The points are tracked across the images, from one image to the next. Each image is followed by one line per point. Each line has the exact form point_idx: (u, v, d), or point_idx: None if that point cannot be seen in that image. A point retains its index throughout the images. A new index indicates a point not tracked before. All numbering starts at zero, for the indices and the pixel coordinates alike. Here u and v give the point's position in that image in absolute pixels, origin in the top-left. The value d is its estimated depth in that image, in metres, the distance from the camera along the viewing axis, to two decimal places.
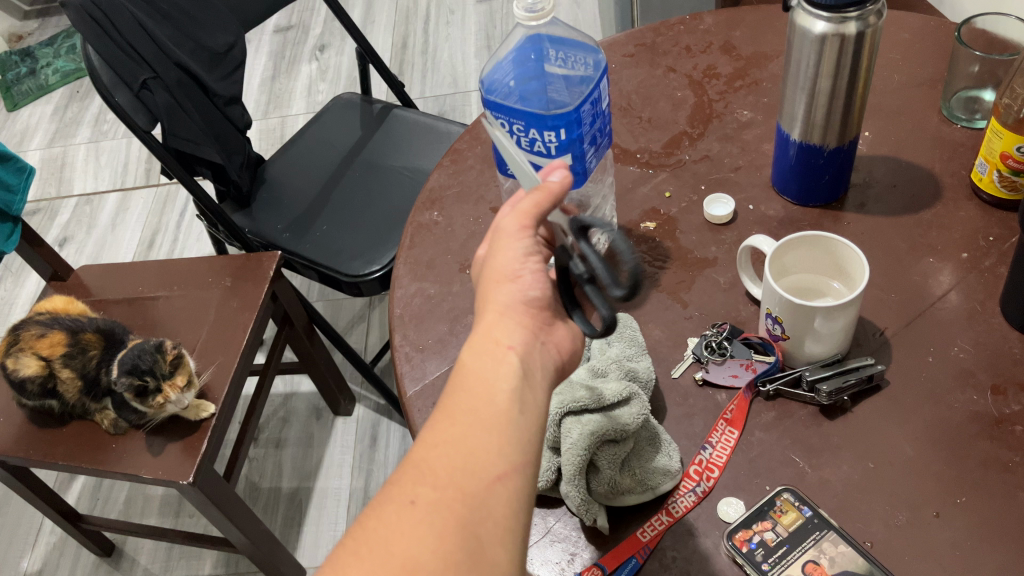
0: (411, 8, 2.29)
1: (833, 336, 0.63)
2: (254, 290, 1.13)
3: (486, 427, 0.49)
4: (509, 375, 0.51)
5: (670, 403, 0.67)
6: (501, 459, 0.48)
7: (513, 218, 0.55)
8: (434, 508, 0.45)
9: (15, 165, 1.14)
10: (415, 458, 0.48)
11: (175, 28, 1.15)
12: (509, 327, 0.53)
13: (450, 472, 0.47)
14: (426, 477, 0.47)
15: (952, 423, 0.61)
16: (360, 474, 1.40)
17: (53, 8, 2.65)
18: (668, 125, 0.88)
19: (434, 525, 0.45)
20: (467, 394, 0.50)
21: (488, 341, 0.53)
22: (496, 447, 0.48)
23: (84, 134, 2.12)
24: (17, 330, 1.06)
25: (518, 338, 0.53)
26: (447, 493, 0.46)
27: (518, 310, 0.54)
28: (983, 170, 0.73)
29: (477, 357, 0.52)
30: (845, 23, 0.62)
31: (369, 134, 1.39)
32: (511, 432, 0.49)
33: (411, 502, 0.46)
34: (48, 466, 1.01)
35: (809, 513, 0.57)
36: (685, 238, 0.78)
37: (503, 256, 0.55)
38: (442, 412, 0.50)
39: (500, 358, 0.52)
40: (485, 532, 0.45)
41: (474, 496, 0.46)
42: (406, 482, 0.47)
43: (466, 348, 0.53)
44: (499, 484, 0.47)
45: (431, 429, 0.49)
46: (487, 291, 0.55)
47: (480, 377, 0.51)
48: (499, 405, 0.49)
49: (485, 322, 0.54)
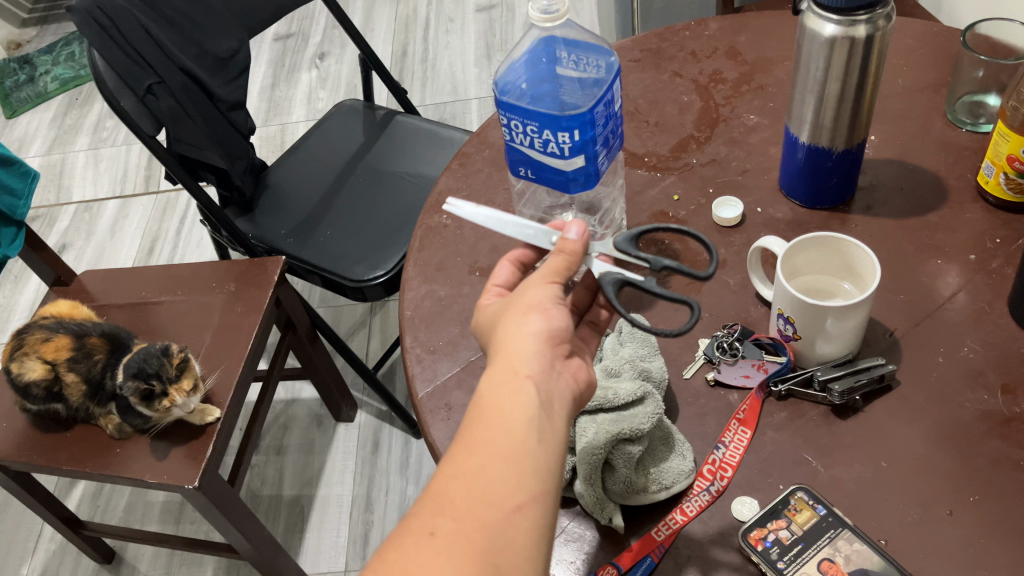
0: (411, 17, 2.30)
1: (844, 336, 0.63)
2: (258, 295, 1.13)
3: (504, 456, 0.47)
4: (527, 404, 0.50)
5: (682, 403, 0.67)
6: (521, 488, 0.46)
7: (539, 270, 0.58)
8: (454, 540, 0.44)
9: (20, 169, 1.14)
10: (433, 488, 0.47)
11: (179, 34, 1.16)
12: (530, 357, 0.52)
13: (468, 501, 0.45)
14: (446, 508, 0.46)
15: (962, 422, 0.62)
16: (362, 481, 1.40)
17: (52, 17, 2.64)
18: (675, 129, 0.89)
19: (453, 556, 0.43)
20: (485, 422, 0.49)
21: (507, 372, 0.51)
22: (513, 476, 0.46)
23: (83, 141, 2.12)
24: (21, 334, 1.05)
25: (536, 368, 0.52)
26: (466, 524, 0.45)
27: (537, 340, 0.53)
28: (989, 172, 0.74)
29: (494, 387, 0.50)
30: (854, 26, 0.62)
31: (373, 139, 1.40)
32: (528, 463, 0.47)
33: (431, 534, 0.44)
34: (53, 471, 1.01)
35: (823, 512, 0.58)
36: (693, 240, 0.78)
37: (530, 293, 0.56)
38: (459, 444, 0.49)
39: (516, 389, 0.50)
40: (505, 562, 0.44)
41: (493, 527, 0.45)
42: (425, 514, 0.46)
43: (484, 381, 0.52)
44: (518, 514, 0.45)
45: (448, 461, 0.48)
46: (508, 325, 0.54)
47: (496, 407, 0.50)
48: (517, 433, 0.48)
49: (503, 353, 0.53)
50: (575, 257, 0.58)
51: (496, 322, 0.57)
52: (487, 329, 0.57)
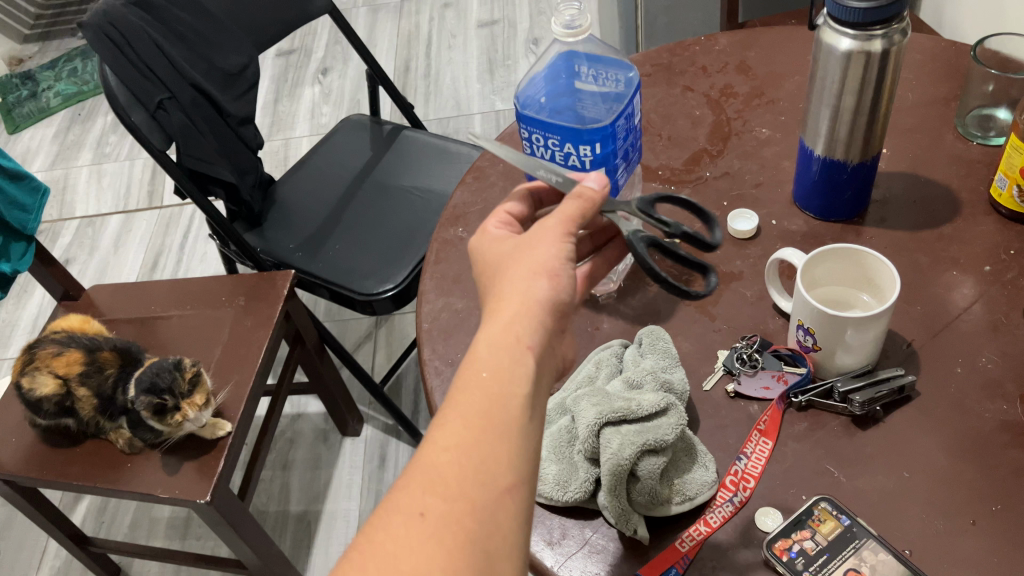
0: (413, 33, 2.32)
1: (864, 348, 0.63)
2: (268, 309, 1.13)
3: (498, 434, 0.46)
4: (523, 379, 0.48)
5: (703, 414, 0.67)
6: (512, 470, 0.45)
7: (554, 221, 0.56)
8: (445, 521, 0.43)
9: (30, 184, 1.15)
10: (422, 461, 0.45)
11: (189, 50, 1.16)
12: (533, 327, 0.51)
13: (461, 482, 0.44)
14: (436, 485, 0.44)
15: (982, 432, 0.62)
16: (368, 495, 1.40)
17: (53, 33, 2.65)
18: (689, 142, 0.89)
19: (444, 540, 0.42)
20: (479, 390, 0.48)
21: (508, 337, 0.50)
22: (506, 457, 0.45)
23: (86, 157, 2.12)
24: (32, 349, 1.05)
25: (537, 340, 0.50)
26: (457, 505, 0.44)
27: (542, 310, 0.51)
28: (1002, 184, 0.75)
29: (492, 351, 0.49)
30: (870, 41, 0.63)
31: (380, 154, 1.40)
32: (517, 442, 0.46)
33: (421, 515, 0.43)
34: (63, 487, 1.00)
35: (848, 522, 0.58)
36: (709, 252, 0.79)
37: (542, 251, 0.54)
38: (450, 411, 0.47)
39: (515, 360, 0.49)
40: (493, 549, 0.43)
41: (484, 509, 0.44)
42: (415, 488, 0.44)
43: (482, 341, 0.50)
44: (508, 497, 0.44)
45: (440, 431, 0.46)
46: (514, 282, 0.53)
47: (492, 375, 0.48)
48: (513, 412, 0.47)
49: (504, 316, 0.51)
50: (592, 207, 0.57)
51: (501, 273, 0.55)
52: (492, 272, 0.56)
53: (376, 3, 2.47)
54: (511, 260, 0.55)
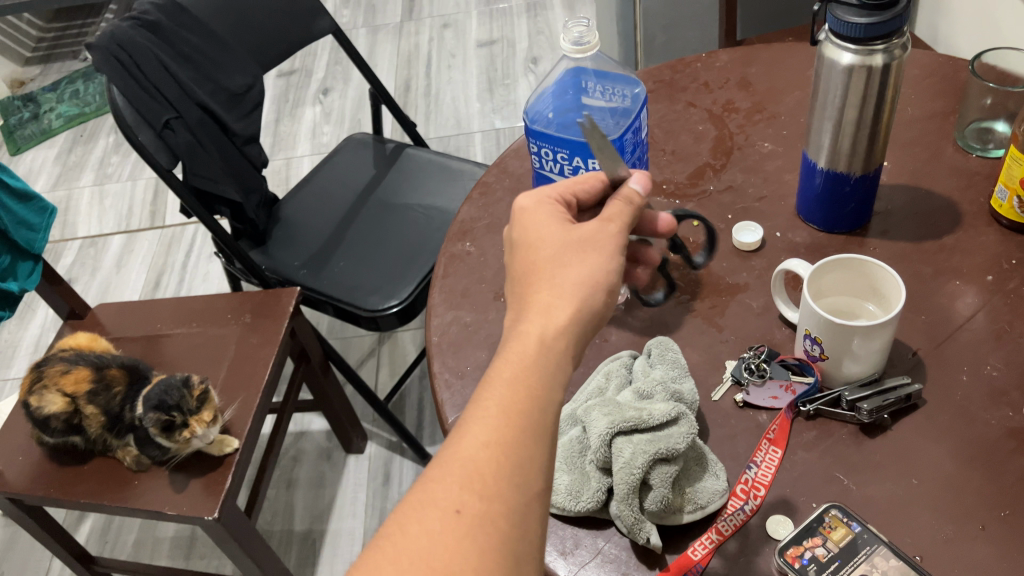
0: (413, 53, 2.34)
1: (871, 356, 0.64)
2: (274, 326, 1.13)
3: (536, 439, 0.47)
4: (560, 386, 0.50)
5: (712, 424, 0.68)
6: (543, 477, 0.46)
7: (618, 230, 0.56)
8: (479, 519, 0.43)
9: (38, 204, 1.16)
10: (461, 453, 0.46)
11: (195, 70, 1.17)
12: (578, 336, 0.52)
13: (497, 481, 0.45)
14: (473, 482, 0.45)
15: (989, 439, 0.63)
16: (373, 513, 1.40)
17: (54, 55, 2.67)
18: (692, 157, 0.90)
19: (478, 538, 0.43)
20: (525, 388, 0.48)
21: (556, 340, 0.51)
22: (540, 462, 0.47)
23: (88, 178, 2.13)
24: (40, 367, 1.05)
25: (576, 349, 0.52)
26: (493, 505, 0.44)
27: (591, 320, 0.52)
28: (1003, 196, 0.76)
29: (540, 352, 0.50)
30: (871, 55, 0.64)
31: (383, 172, 1.41)
32: (549, 448, 0.47)
33: (456, 512, 0.44)
34: (70, 505, 1.00)
35: (858, 529, 0.58)
36: (715, 265, 0.80)
37: (601, 255, 0.54)
38: (490, 405, 0.47)
39: (557, 366, 0.50)
40: (521, 551, 0.44)
41: (516, 510, 0.45)
42: (452, 483, 0.45)
43: (529, 336, 0.50)
44: (538, 503, 0.45)
45: (480, 425, 0.47)
46: (570, 282, 0.53)
47: (536, 376, 0.49)
48: (550, 417, 0.48)
49: (554, 316, 0.51)
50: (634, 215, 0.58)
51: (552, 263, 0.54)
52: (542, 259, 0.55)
53: (376, 24, 2.50)
54: (569, 255, 0.54)
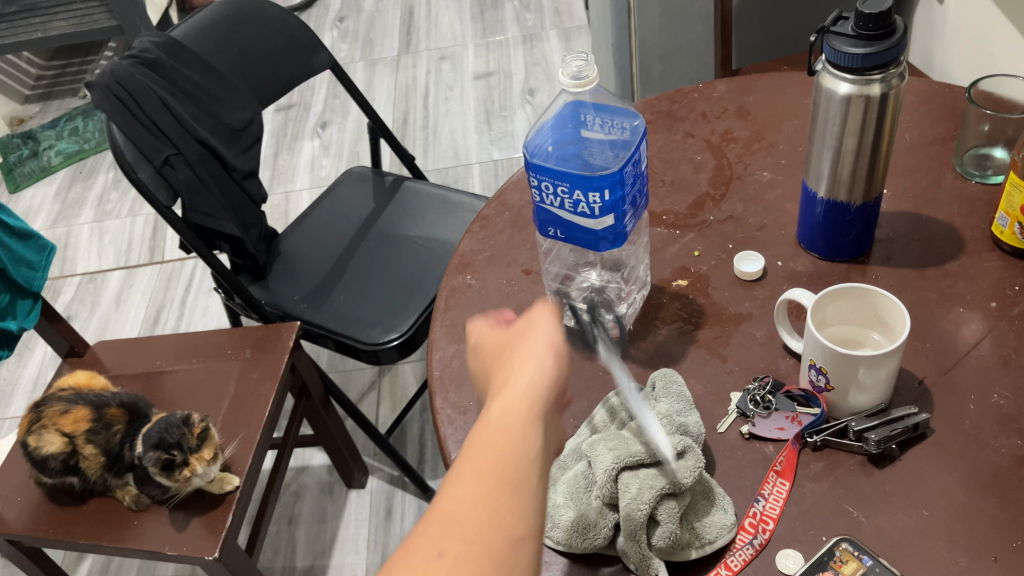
0: (411, 85, 2.36)
1: (876, 386, 0.64)
2: (274, 360, 1.13)
3: (510, 489, 0.47)
4: (534, 439, 0.49)
5: (718, 456, 0.67)
6: (523, 523, 0.46)
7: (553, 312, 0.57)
8: (462, 561, 0.43)
9: (37, 243, 1.16)
10: (439, 510, 0.46)
11: (196, 106, 1.18)
12: (541, 393, 0.52)
13: (477, 529, 0.45)
14: (453, 529, 0.45)
15: (999, 468, 0.62)
16: (375, 548, 1.38)
17: (53, 93, 2.68)
18: (692, 187, 0.91)
19: None
20: (493, 445, 0.49)
21: (523, 402, 0.51)
22: (520, 509, 0.46)
23: (87, 214, 2.14)
24: (39, 406, 1.04)
25: (547, 409, 0.52)
26: (472, 548, 0.44)
27: (555, 381, 0.53)
28: (1004, 223, 0.76)
29: (506, 412, 0.50)
30: (868, 85, 0.64)
31: (383, 205, 1.41)
32: (527, 495, 0.47)
33: (439, 556, 0.43)
34: (69, 546, 0.99)
35: (870, 562, 0.57)
36: (718, 294, 0.79)
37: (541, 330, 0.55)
38: (464, 466, 0.48)
39: (526, 423, 0.50)
40: None
41: (497, 557, 0.44)
42: (429, 536, 0.45)
43: (495, 405, 0.51)
44: (520, 548, 0.45)
45: (458, 482, 0.47)
46: (528, 357, 0.54)
47: (504, 435, 0.49)
48: (524, 467, 0.48)
49: (514, 382, 0.52)
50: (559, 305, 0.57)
51: (510, 348, 0.56)
52: (496, 353, 0.57)
53: (373, 57, 2.52)
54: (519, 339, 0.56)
